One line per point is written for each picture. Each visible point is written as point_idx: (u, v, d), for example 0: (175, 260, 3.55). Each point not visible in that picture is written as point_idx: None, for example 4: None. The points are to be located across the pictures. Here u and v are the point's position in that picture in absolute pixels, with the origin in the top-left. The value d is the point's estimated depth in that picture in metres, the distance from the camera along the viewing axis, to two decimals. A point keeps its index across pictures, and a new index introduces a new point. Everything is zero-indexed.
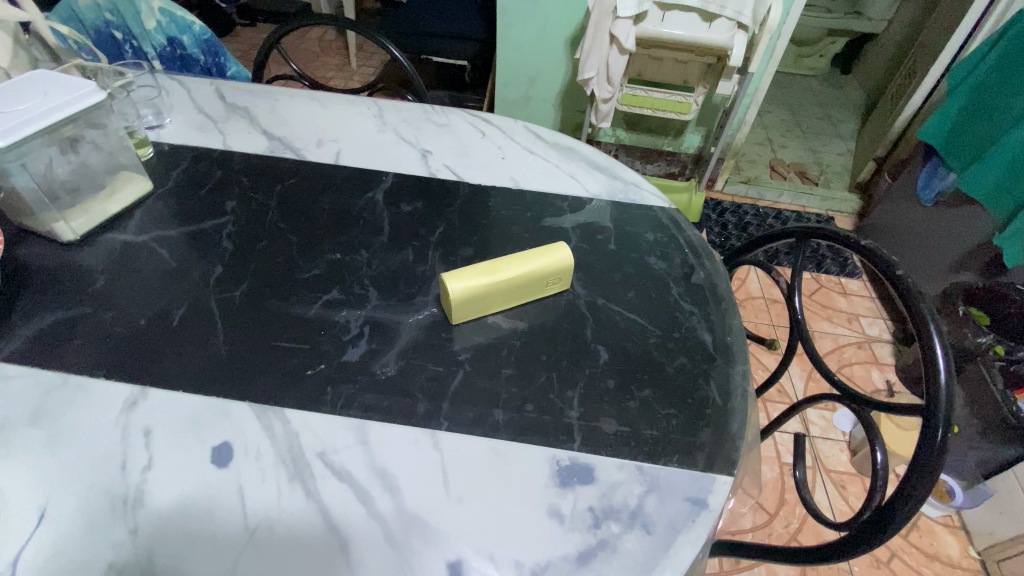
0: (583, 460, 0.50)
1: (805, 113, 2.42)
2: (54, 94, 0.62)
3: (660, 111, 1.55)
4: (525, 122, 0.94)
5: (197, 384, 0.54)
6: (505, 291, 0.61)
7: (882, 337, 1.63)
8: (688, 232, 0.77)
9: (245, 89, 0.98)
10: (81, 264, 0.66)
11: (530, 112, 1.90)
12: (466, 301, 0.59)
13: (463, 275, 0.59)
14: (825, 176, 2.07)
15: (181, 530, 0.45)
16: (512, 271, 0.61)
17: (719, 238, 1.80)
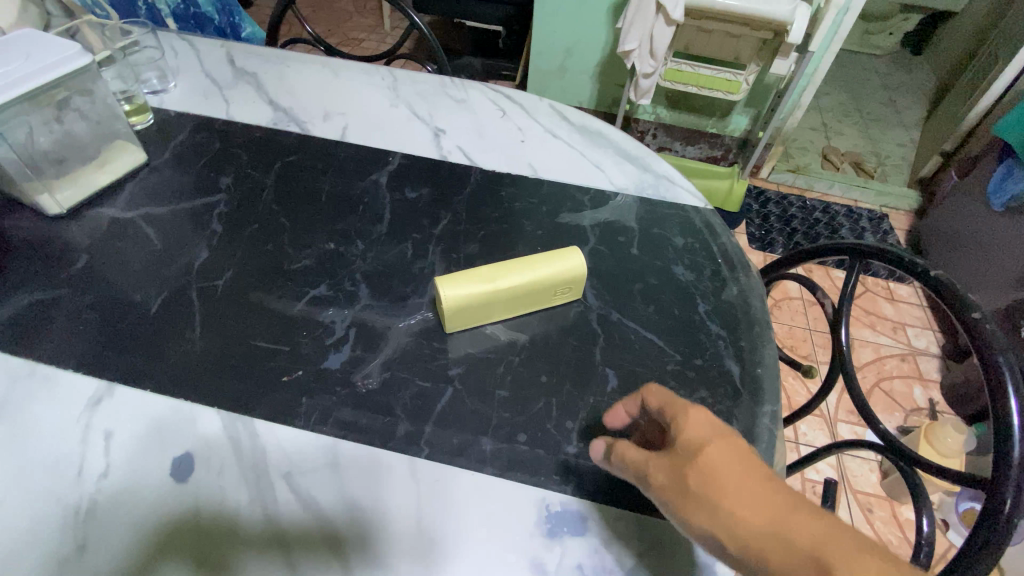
0: (576, 507, 0.44)
1: (866, 97, 2.21)
2: (37, 57, 0.57)
3: (706, 89, 1.43)
4: (551, 101, 0.85)
5: (168, 384, 0.50)
6: (506, 301, 0.55)
7: (929, 351, 1.49)
8: (724, 239, 0.69)
9: (255, 52, 0.92)
10: (67, 238, 0.63)
11: (565, 84, 1.79)
12: (462, 311, 0.53)
13: (458, 281, 0.53)
14: (883, 168, 1.89)
15: (128, 552, 0.41)
16: (516, 279, 0.54)
17: (759, 231, 1.67)
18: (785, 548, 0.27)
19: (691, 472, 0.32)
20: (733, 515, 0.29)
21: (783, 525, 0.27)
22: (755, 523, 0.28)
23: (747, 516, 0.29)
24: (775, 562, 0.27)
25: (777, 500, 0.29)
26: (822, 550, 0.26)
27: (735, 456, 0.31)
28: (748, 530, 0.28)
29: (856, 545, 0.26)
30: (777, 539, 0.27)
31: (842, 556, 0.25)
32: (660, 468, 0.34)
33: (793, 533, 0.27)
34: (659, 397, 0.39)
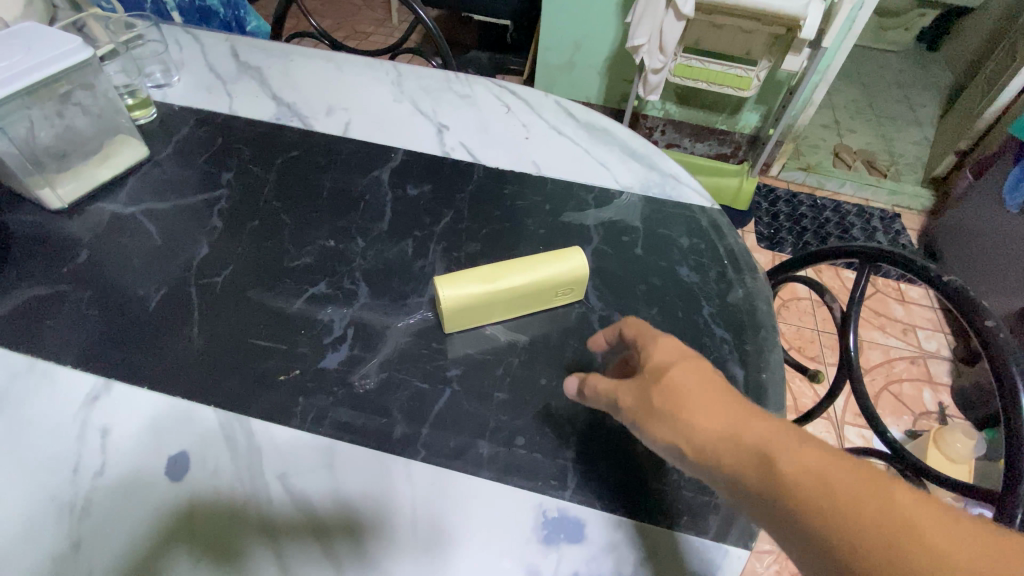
0: (574, 513, 0.43)
1: (880, 95, 2.17)
2: (39, 50, 0.57)
3: (716, 85, 1.40)
4: (557, 97, 0.84)
5: (165, 381, 0.50)
6: (506, 302, 0.54)
7: (940, 354, 1.47)
8: (731, 240, 0.67)
9: (259, 46, 0.91)
10: (68, 233, 0.62)
11: (573, 79, 1.77)
12: (461, 312, 0.52)
13: (457, 281, 0.52)
14: (896, 167, 1.86)
15: (122, 551, 0.41)
16: (516, 280, 0.53)
17: (768, 230, 1.65)
18: (736, 448, 0.31)
19: (658, 392, 0.36)
20: (692, 425, 0.33)
21: (736, 429, 0.32)
22: (712, 428, 0.33)
23: (704, 425, 0.33)
24: (727, 461, 0.31)
25: (730, 410, 0.33)
26: (767, 446, 0.30)
27: (698, 376, 0.35)
28: (704, 436, 0.33)
29: (797, 438, 0.30)
30: (729, 441, 0.32)
31: (784, 450, 0.30)
32: (629, 391, 0.38)
33: (744, 434, 0.31)
34: (634, 327, 0.43)
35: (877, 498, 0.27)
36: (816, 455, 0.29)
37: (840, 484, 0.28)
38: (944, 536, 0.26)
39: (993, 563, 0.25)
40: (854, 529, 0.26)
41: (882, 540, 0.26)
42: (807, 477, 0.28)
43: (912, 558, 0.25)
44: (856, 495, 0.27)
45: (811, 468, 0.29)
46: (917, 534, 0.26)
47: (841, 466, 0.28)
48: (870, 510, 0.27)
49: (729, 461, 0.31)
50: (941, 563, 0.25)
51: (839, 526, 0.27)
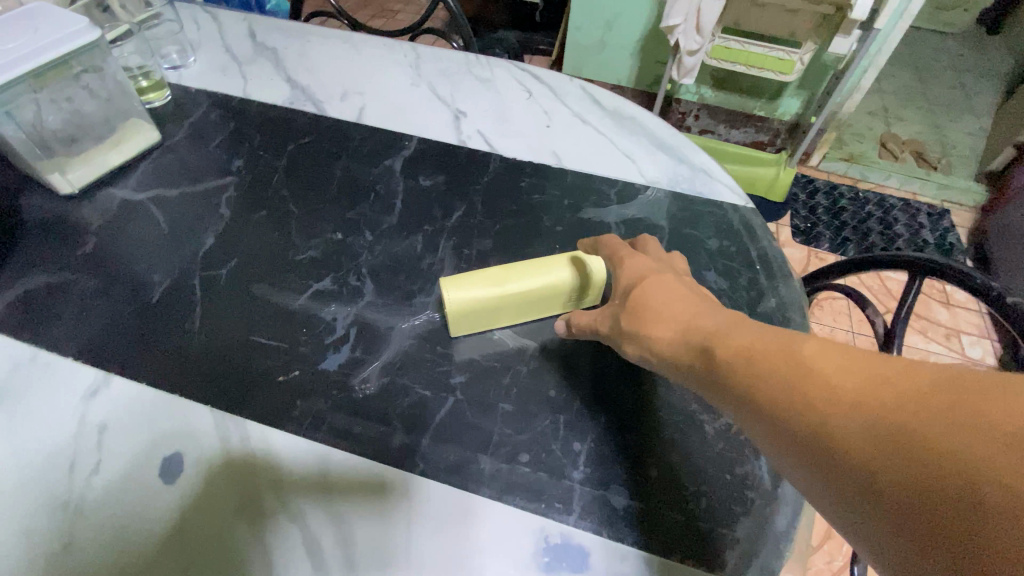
0: (578, 541, 0.41)
1: (933, 80, 2.02)
2: (45, 30, 0.55)
3: (756, 68, 1.32)
4: (582, 81, 0.79)
5: (164, 377, 0.49)
6: (518, 305, 0.50)
7: (985, 362, 1.37)
8: (764, 243, 0.62)
9: (275, 25, 0.88)
10: (77, 218, 0.62)
11: (603, 60, 1.69)
12: (469, 315, 0.49)
13: (465, 281, 0.49)
14: (948, 159, 1.73)
15: (113, 553, 0.40)
16: (527, 281, 0.50)
17: (805, 224, 1.56)
18: (690, 345, 0.36)
19: (624, 314, 0.42)
20: (658, 335, 0.39)
21: (688, 332, 0.37)
22: (669, 335, 0.38)
23: (664, 335, 0.38)
24: (684, 357, 0.36)
25: (688, 320, 0.38)
26: (712, 337, 0.34)
27: (665, 293, 0.41)
28: (668, 341, 0.38)
29: (745, 329, 0.34)
30: (686, 339, 0.36)
31: (727, 337, 0.34)
32: (603, 319, 0.45)
33: (698, 333, 0.36)
34: (610, 245, 0.50)
35: (794, 355, 0.29)
36: (751, 338, 0.32)
37: (767, 352, 0.30)
38: (854, 374, 0.26)
39: (904, 386, 0.24)
40: (775, 385, 0.29)
41: (796, 387, 0.28)
42: (740, 352, 0.32)
43: (813, 395, 0.27)
44: (775, 357, 0.30)
45: (744, 347, 0.32)
46: (830, 378, 0.27)
47: (773, 340, 0.31)
48: (785, 365, 0.29)
49: (685, 356, 0.36)
50: (840, 394, 0.25)
51: (764, 387, 0.29)
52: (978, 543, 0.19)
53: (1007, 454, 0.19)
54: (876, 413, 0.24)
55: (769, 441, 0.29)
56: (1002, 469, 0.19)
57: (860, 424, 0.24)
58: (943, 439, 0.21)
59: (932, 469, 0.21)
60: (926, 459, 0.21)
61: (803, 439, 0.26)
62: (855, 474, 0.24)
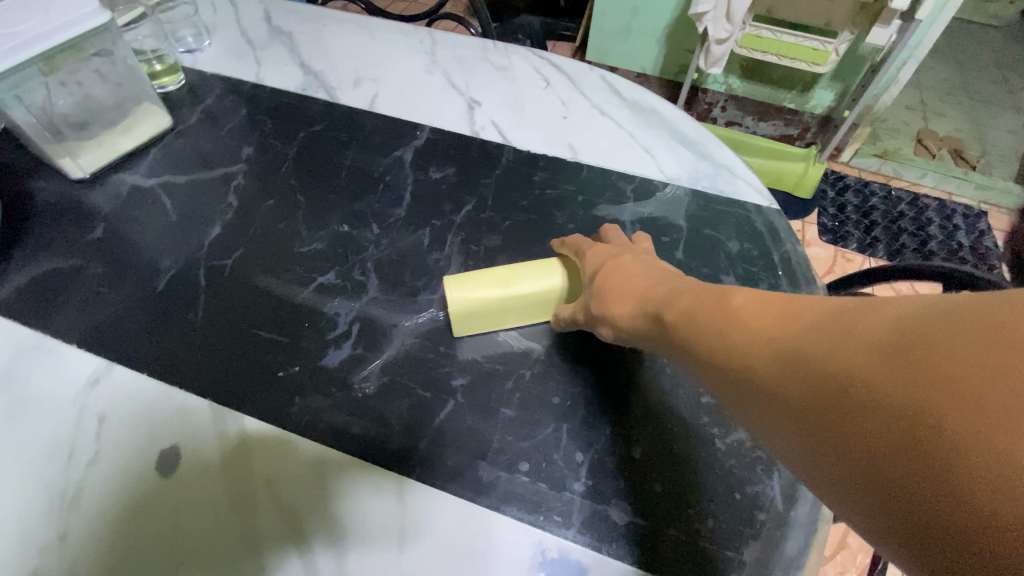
0: (576, 556, 0.39)
1: (975, 74, 1.91)
2: (55, 11, 0.54)
3: (788, 58, 1.25)
4: (602, 70, 0.75)
5: (165, 369, 0.48)
6: (524, 305, 0.49)
7: None
8: (788, 246, 0.59)
9: (290, 8, 0.86)
10: (88, 204, 0.62)
11: (628, 47, 1.64)
12: (473, 316, 0.48)
13: (468, 280, 0.48)
14: (987, 159, 1.65)
15: (107, 546, 0.40)
16: (534, 280, 0.48)
17: (833, 223, 1.50)
18: (644, 313, 0.38)
19: (592, 302, 0.43)
20: (618, 314, 0.40)
21: (642, 299, 0.39)
22: (625, 306, 0.40)
23: (621, 309, 0.40)
24: (642, 327, 0.38)
25: (642, 292, 0.39)
26: (661, 304, 0.36)
27: (622, 269, 0.42)
28: (628, 317, 0.39)
29: (688, 291, 0.35)
30: (639, 311, 0.38)
31: (672, 301, 0.35)
32: (578, 310, 0.46)
33: (648, 302, 0.38)
34: (571, 239, 0.49)
35: (723, 305, 0.31)
36: (691, 295, 0.34)
37: (704, 309, 0.32)
38: (773, 318, 0.27)
39: (809, 321, 0.25)
40: (711, 339, 0.30)
41: (727, 338, 0.29)
42: (684, 313, 0.34)
43: (735, 337, 0.28)
44: (706, 309, 0.32)
45: (686, 303, 0.34)
46: (755, 326, 0.28)
47: (709, 297, 0.33)
48: (715, 315, 0.31)
49: (643, 326, 0.38)
50: (757, 333, 0.27)
51: (699, 338, 0.31)
52: (863, 449, 0.20)
53: (875, 360, 0.20)
54: (787, 351, 0.25)
55: (717, 393, 0.31)
56: (867, 373, 0.20)
57: (774, 361, 0.25)
58: (826, 356, 0.22)
59: (824, 389, 0.22)
60: (812, 377, 0.23)
61: (737, 385, 0.28)
62: (774, 409, 0.25)
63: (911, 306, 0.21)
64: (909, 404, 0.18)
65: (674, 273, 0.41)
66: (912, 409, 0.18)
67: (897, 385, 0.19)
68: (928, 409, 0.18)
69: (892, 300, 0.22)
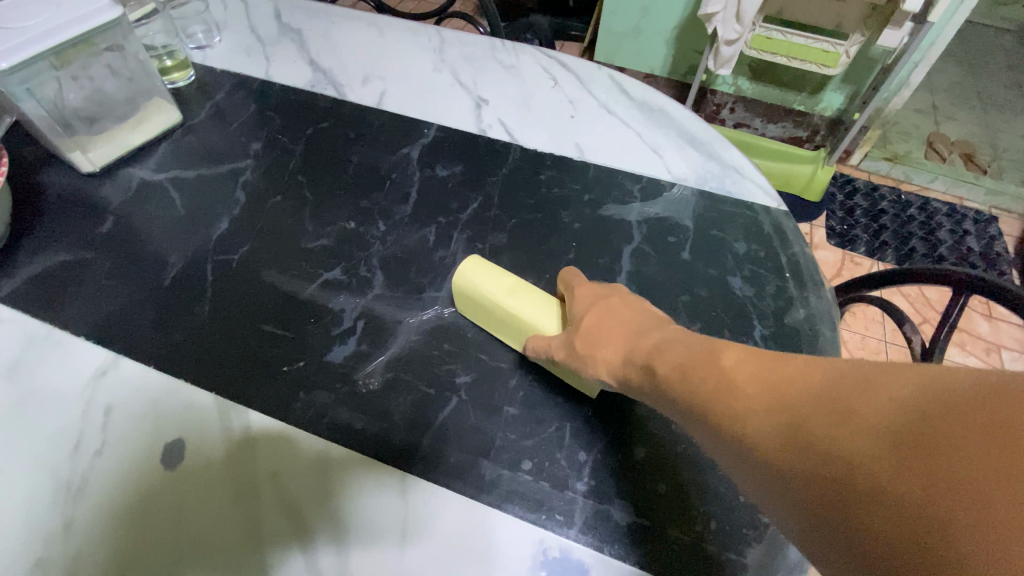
0: (578, 555, 0.39)
1: (987, 78, 1.89)
2: (66, 7, 0.55)
3: (798, 60, 1.24)
4: (610, 70, 0.75)
5: (172, 363, 0.49)
6: (506, 322, 0.48)
7: None
8: (796, 248, 0.59)
9: (300, 5, 0.86)
10: (98, 197, 0.62)
11: (637, 47, 1.63)
12: (466, 298, 0.50)
13: (483, 265, 0.50)
14: (999, 163, 1.63)
15: (111, 537, 0.40)
16: (525, 307, 0.47)
17: (841, 225, 1.48)
18: (634, 363, 0.39)
19: (578, 340, 0.42)
20: (603, 358, 0.41)
21: (630, 348, 0.40)
22: (612, 352, 0.41)
23: (608, 354, 0.41)
24: (632, 376, 0.39)
25: (631, 342, 0.40)
26: (650, 355, 0.37)
27: (608, 314, 0.43)
28: (615, 363, 0.40)
29: (680, 346, 0.36)
30: (629, 361, 0.39)
31: (661, 354, 0.36)
32: (559, 344, 0.44)
33: (638, 353, 0.39)
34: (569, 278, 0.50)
35: (718, 367, 0.32)
36: (684, 351, 0.35)
37: (698, 368, 0.33)
38: (767, 386, 0.28)
39: (807, 393, 0.26)
40: (708, 399, 0.31)
41: (724, 402, 0.30)
42: (676, 368, 0.34)
43: (732, 405, 0.29)
44: (700, 371, 0.32)
45: (679, 360, 0.35)
46: (751, 392, 0.29)
47: (702, 356, 0.33)
48: (710, 379, 0.31)
49: (634, 376, 0.38)
50: (755, 404, 0.28)
51: (698, 402, 0.32)
52: (869, 537, 0.20)
53: (884, 447, 0.21)
54: (786, 424, 0.25)
55: (713, 452, 0.31)
56: (866, 460, 0.21)
57: (775, 433, 0.26)
58: (823, 436, 0.23)
59: (825, 472, 0.23)
60: (811, 456, 0.23)
61: (735, 449, 0.28)
62: (775, 481, 0.25)
63: (906, 384, 0.22)
64: (913, 499, 0.19)
65: (662, 319, 0.43)
66: (910, 500, 0.19)
67: (901, 473, 0.20)
68: (935, 501, 0.18)
69: (884, 379, 0.23)
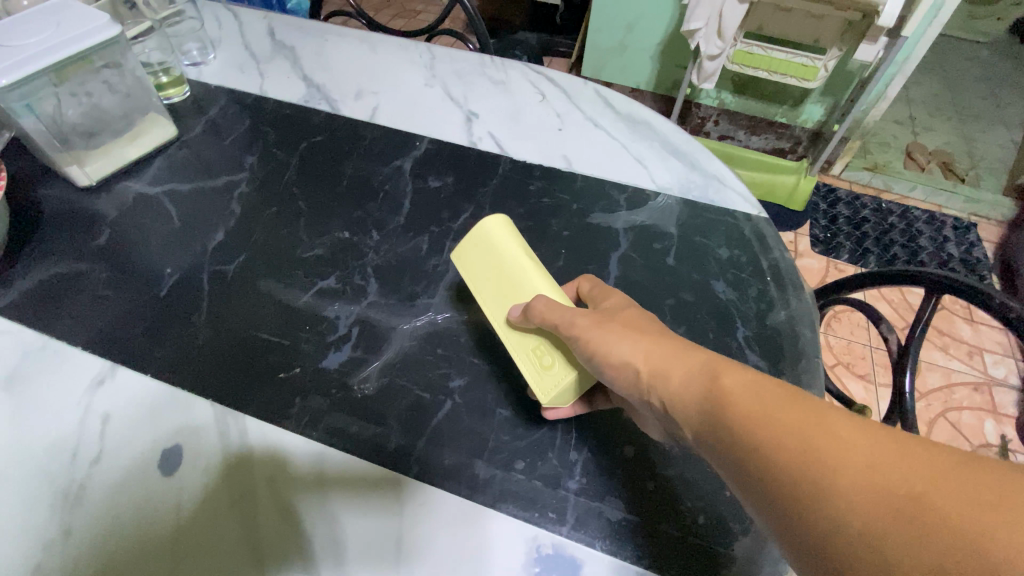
0: (571, 552, 0.40)
1: (963, 90, 1.96)
2: (66, 26, 0.56)
3: (779, 74, 1.29)
4: (596, 85, 0.78)
5: (169, 371, 0.49)
6: (512, 289, 0.46)
7: (1008, 382, 1.27)
8: (777, 253, 0.61)
9: (294, 23, 0.88)
10: (94, 210, 0.63)
11: (623, 63, 1.67)
12: (485, 241, 0.48)
13: (515, 232, 0.48)
14: (976, 172, 1.68)
15: (108, 542, 0.40)
16: (542, 286, 0.45)
17: (825, 234, 1.52)
18: (685, 375, 0.34)
19: (614, 324, 0.39)
20: (643, 347, 0.37)
21: (673, 358, 0.36)
22: (658, 355, 0.36)
23: (650, 356, 0.36)
24: (677, 385, 0.34)
25: (680, 342, 0.37)
26: (706, 368, 0.33)
27: (641, 315, 0.41)
28: (654, 355, 0.36)
29: (737, 365, 0.33)
30: (674, 362, 0.35)
31: (719, 370, 0.33)
32: (585, 315, 0.41)
33: (691, 362, 0.35)
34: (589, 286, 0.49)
35: (789, 405, 0.29)
36: (742, 373, 0.32)
37: (762, 398, 0.30)
38: (859, 441, 0.26)
39: (915, 463, 0.25)
40: (777, 438, 0.28)
41: (803, 445, 0.27)
42: (737, 394, 0.31)
43: (816, 452, 0.27)
44: (767, 404, 0.29)
45: (736, 385, 0.31)
46: (838, 442, 0.27)
47: (765, 385, 0.31)
48: (780, 417, 0.29)
49: (679, 377, 0.34)
50: (845, 459, 0.26)
51: (763, 438, 0.28)
52: None
53: None
54: (894, 493, 0.24)
55: (758, 491, 0.29)
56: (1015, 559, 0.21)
57: (875, 500, 0.24)
58: (952, 519, 0.22)
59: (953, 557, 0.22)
60: (935, 538, 0.22)
61: (806, 501, 0.26)
62: (869, 550, 0.24)
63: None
64: None
65: None
66: None
67: None
68: None
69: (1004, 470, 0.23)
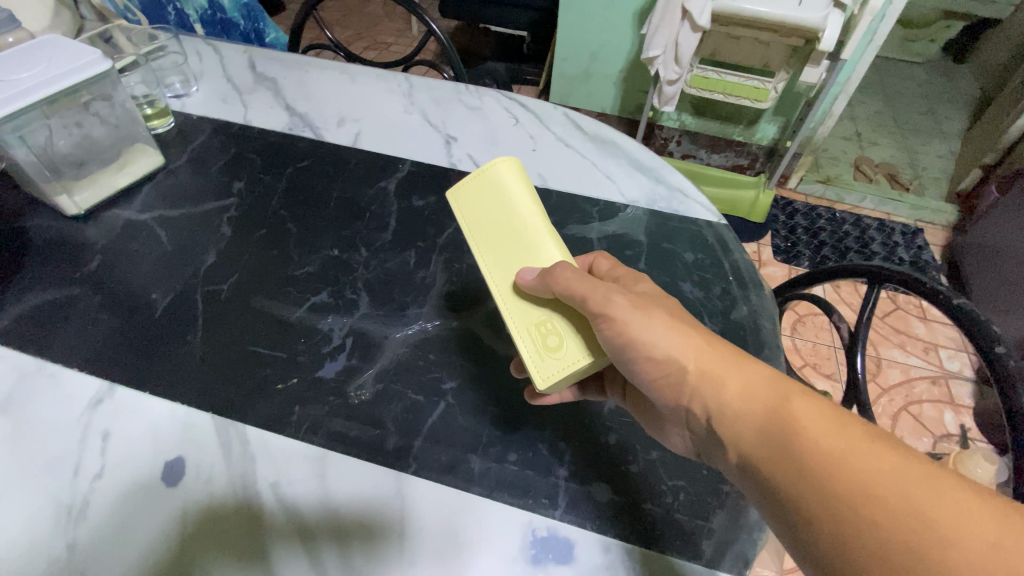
0: (563, 534, 0.43)
1: (902, 107, 2.12)
2: (57, 62, 0.59)
3: (733, 96, 1.38)
4: (565, 109, 0.83)
5: (168, 389, 0.51)
6: (521, 250, 0.48)
7: (963, 375, 1.36)
8: (737, 256, 0.66)
9: (275, 56, 0.92)
10: (83, 238, 0.64)
11: (589, 88, 1.76)
12: (494, 186, 0.49)
13: (523, 184, 0.50)
14: (919, 181, 1.82)
15: (114, 553, 0.41)
16: (549, 250, 0.48)
17: (785, 243, 1.62)
18: (754, 402, 0.37)
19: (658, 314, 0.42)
20: (691, 348, 0.41)
21: (740, 383, 0.38)
22: (725, 379, 0.39)
23: (716, 378, 0.39)
24: (746, 413, 0.37)
25: (732, 351, 0.40)
26: (772, 395, 0.36)
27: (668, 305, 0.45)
28: (709, 364, 0.40)
29: (804, 393, 0.36)
30: (731, 374, 0.39)
31: (787, 397, 0.36)
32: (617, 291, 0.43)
33: (757, 387, 0.37)
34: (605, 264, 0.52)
35: (874, 451, 0.32)
36: (815, 408, 0.35)
37: (846, 441, 0.32)
38: (948, 496, 0.29)
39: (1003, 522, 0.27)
40: (867, 482, 0.30)
41: (894, 494, 0.30)
42: (816, 429, 0.33)
43: (910, 503, 0.29)
44: (851, 447, 0.32)
45: (813, 421, 0.34)
46: (929, 496, 0.29)
47: (848, 428, 0.33)
48: (866, 462, 0.31)
49: (745, 404, 0.37)
50: (939, 513, 0.28)
51: (851, 480, 0.31)
52: None
53: None
54: (989, 550, 0.27)
55: (841, 535, 0.30)
56: None
57: (975, 556, 0.27)
58: None
59: None
60: None
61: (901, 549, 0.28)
62: None
63: None
64: None
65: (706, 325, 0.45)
66: None
67: None
68: None
69: None
